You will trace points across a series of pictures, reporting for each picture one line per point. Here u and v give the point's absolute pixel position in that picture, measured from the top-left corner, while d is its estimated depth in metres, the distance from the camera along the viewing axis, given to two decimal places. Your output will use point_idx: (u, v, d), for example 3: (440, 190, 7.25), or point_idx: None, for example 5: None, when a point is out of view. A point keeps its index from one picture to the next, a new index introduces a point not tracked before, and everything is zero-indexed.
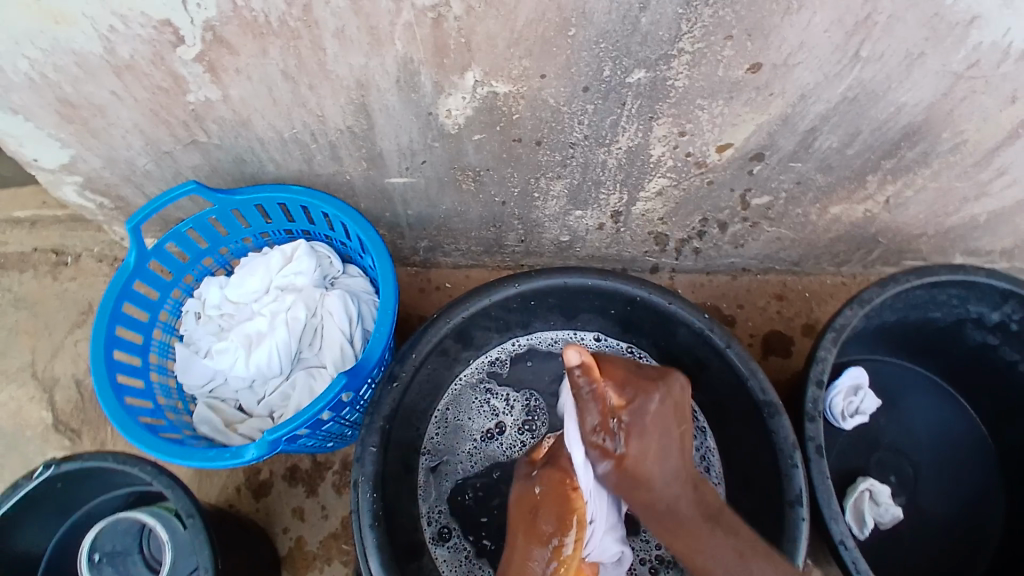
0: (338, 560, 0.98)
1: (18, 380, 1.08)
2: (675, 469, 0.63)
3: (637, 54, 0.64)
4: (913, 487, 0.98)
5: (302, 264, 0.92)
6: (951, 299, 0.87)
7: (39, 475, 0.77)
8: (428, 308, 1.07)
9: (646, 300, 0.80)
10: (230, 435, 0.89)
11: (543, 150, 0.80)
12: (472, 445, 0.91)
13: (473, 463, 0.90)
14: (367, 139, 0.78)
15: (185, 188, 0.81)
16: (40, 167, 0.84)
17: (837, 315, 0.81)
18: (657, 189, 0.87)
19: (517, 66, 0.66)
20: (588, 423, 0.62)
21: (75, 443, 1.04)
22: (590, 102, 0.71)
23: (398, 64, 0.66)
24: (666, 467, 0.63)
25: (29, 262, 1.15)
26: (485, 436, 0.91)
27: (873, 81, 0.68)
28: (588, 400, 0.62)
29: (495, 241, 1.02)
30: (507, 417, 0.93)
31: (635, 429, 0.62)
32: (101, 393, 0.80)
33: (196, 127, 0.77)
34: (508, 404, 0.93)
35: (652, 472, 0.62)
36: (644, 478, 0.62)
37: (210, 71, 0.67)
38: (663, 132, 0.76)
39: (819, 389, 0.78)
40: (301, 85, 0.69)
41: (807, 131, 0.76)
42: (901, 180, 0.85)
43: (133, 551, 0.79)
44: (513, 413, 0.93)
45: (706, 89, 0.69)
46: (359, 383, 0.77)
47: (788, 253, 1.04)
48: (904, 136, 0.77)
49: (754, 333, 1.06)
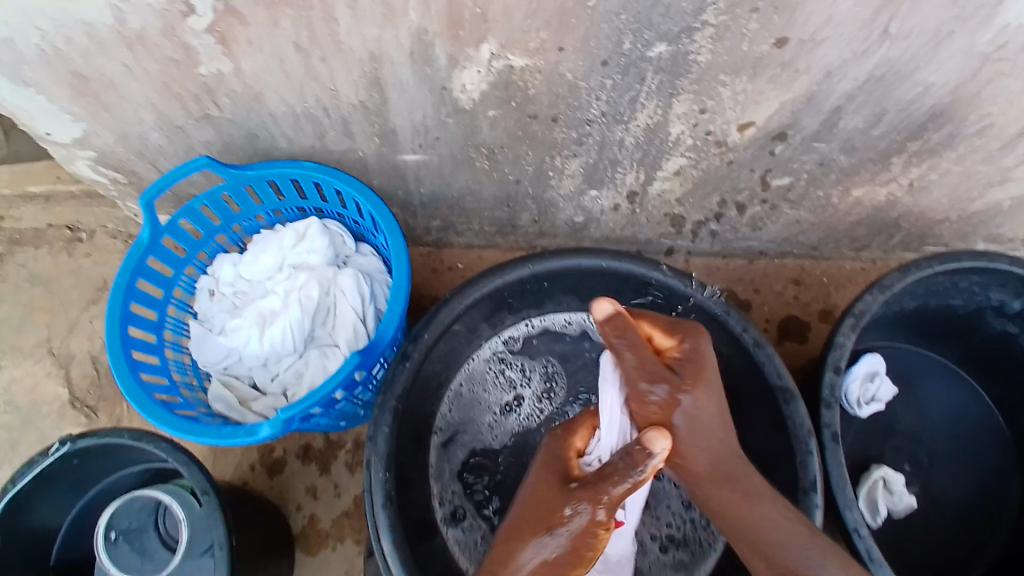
0: (350, 539, 0.98)
1: (34, 355, 1.09)
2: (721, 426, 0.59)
3: (658, 27, 0.62)
4: (928, 476, 0.97)
5: (315, 243, 0.91)
6: (972, 286, 0.85)
7: (55, 452, 0.78)
8: (441, 288, 1.06)
9: (663, 283, 0.79)
10: (245, 412, 0.89)
11: (559, 128, 0.78)
12: (491, 417, 0.90)
13: (495, 435, 0.89)
14: (380, 115, 0.77)
15: (197, 164, 0.80)
16: (53, 141, 0.84)
17: (857, 301, 0.79)
18: (675, 168, 0.85)
19: (534, 39, 0.64)
20: (632, 368, 0.58)
21: (91, 418, 1.05)
22: (608, 77, 0.69)
23: (412, 37, 0.64)
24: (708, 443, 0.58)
25: (44, 239, 1.16)
26: (504, 408, 0.91)
27: (900, 60, 0.66)
28: (626, 350, 0.58)
29: (508, 221, 1.01)
30: (526, 389, 0.92)
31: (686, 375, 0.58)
32: (116, 369, 0.80)
33: (208, 101, 0.76)
34: (526, 375, 0.92)
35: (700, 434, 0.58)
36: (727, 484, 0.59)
37: (221, 42, 0.66)
38: (683, 109, 0.74)
39: (836, 375, 0.76)
40: (313, 59, 0.68)
41: (831, 110, 0.74)
42: (926, 162, 0.83)
43: (148, 528, 0.79)
44: (531, 386, 0.92)
45: (729, 65, 0.67)
46: (372, 362, 0.76)
47: (807, 237, 1.02)
48: (929, 118, 0.74)
49: (770, 318, 1.04)
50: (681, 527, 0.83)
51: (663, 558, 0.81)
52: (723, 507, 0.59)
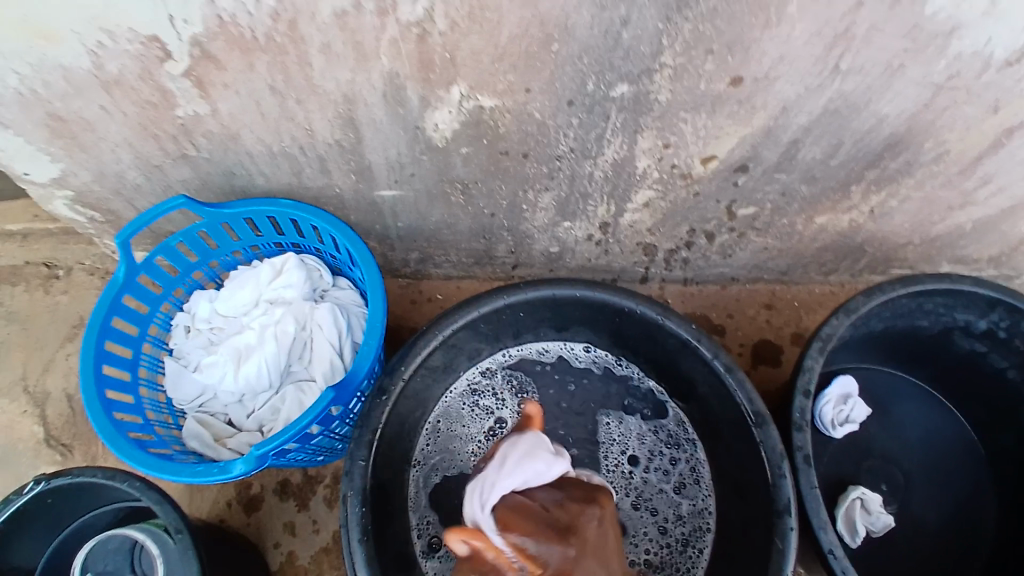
0: (329, 575, 0.97)
1: (10, 394, 1.08)
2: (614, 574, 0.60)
3: (620, 68, 0.65)
4: (904, 494, 0.99)
5: (292, 278, 0.93)
6: (937, 308, 0.88)
7: (29, 491, 0.77)
8: (419, 320, 1.07)
9: (635, 311, 0.81)
10: (220, 450, 0.88)
11: (530, 163, 0.80)
12: (476, 445, 0.91)
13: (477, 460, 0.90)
14: (355, 152, 0.79)
15: (174, 203, 0.82)
16: (30, 181, 0.84)
17: (824, 325, 0.82)
18: (644, 200, 0.88)
19: (502, 80, 0.67)
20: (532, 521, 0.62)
21: (66, 456, 1.04)
22: (575, 115, 0.72)
23: (384, 79, 0.66)
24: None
25: (20, 276, 1.16)
26: (488, 434, 0.92)
27: (854, 92, 0.69)
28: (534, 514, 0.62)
29: (485, 253, 1.03)
30: (503, 411, 0.93)
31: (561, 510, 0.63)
32: (90, 408, 0.80)
33: (186, 141, 0.77)
34: (498, 398, 0.93)
35: None
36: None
37: (198, 86, 0.68)
38: (648, 144, 0.77)
39: (807, 400, 0.78)
40: (289, 100, 0.70)
41: (790, 142, 0.77)
42: (885, 190, 0.86)
43: (124, 570, 0.78)
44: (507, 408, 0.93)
45: (690, 102, 0.70)
46: (347, 396, 0.77)
47: (776, 263, 1.05)
48: (886, 147, 0.78)
49: (744, 343, 1.06)
50: (657, 554, 0.86)
51: None
52: None
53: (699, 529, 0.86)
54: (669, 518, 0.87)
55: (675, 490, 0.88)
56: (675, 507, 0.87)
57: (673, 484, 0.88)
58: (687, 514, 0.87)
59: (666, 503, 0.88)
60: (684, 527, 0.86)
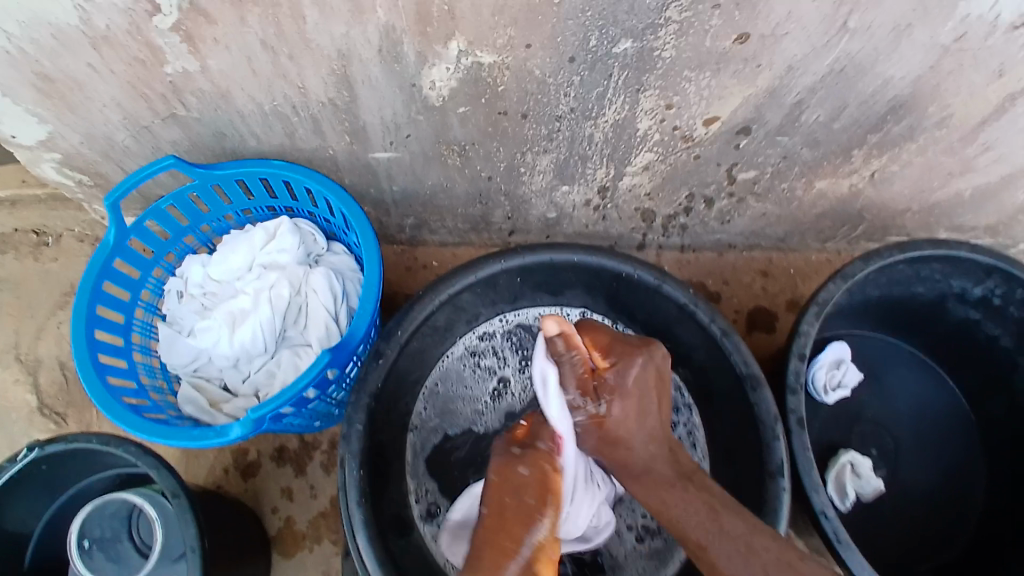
0: (327, 540, 0.98)
1: (0, 362, 1.07)
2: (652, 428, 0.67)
3: (624, 24, 0.63)
4: (895, 460, 1.00)
5: (285, 242, 0.91)
6: (934, 274, 0.88)
7: (23, 458, 0.77)
8: (415, 286, 1.07)
9: (634, 277, 0.80)
10: (215, 414, 0.88)
11: (529, 124, 0.79)
12: (481, 406, 0.92)
13: (483, 422, 0.91)
14: (349, 112, 0.77)
15: (163, 164, 0.80)
16: (16, 144, 0.82)
17: (822, 290, 0.81)
18: (644, 163, 0.86)
19: (502, 35, 0.65)
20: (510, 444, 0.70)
21: (60, 425, 1.03)
22: (577, 73, 0.70)
23: (381, 34, 0.64)
24: (636, 441, 0.67)
25: (9, 243, 1.13)
26: (493, 396, 0.92)
27: (860, 52, 0.68)
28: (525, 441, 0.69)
29: (481, 218, 1.01)
30: (506, 369, 0.93)
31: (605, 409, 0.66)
32: (83, 373, 0.79)
33: (175, 100, 0.75)
34: (501, 357, 0.93)
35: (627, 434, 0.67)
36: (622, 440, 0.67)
37: (188, 41, 0.66)
38: (650, 105, 0.75)
39: (801, 362, 0.78)
40: (281, 56, 0.68)
41: (793, 104, 0.75)
42: (887, 154, 0.85)
43: (122, 537, 0.78)
44: (506, 367, 0.93)
45: (694, 60, 0.68)
46: (344, 359, 0.76)
47: (773, 230, 1.04)
48: (889, 110, 0.77)
49: (740, 309, 1.06)
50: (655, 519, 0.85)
51: (639, 548, 0.83)
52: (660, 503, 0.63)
53: None
54: None
55: None
56: None
57: None
58: None
59: None
60: None
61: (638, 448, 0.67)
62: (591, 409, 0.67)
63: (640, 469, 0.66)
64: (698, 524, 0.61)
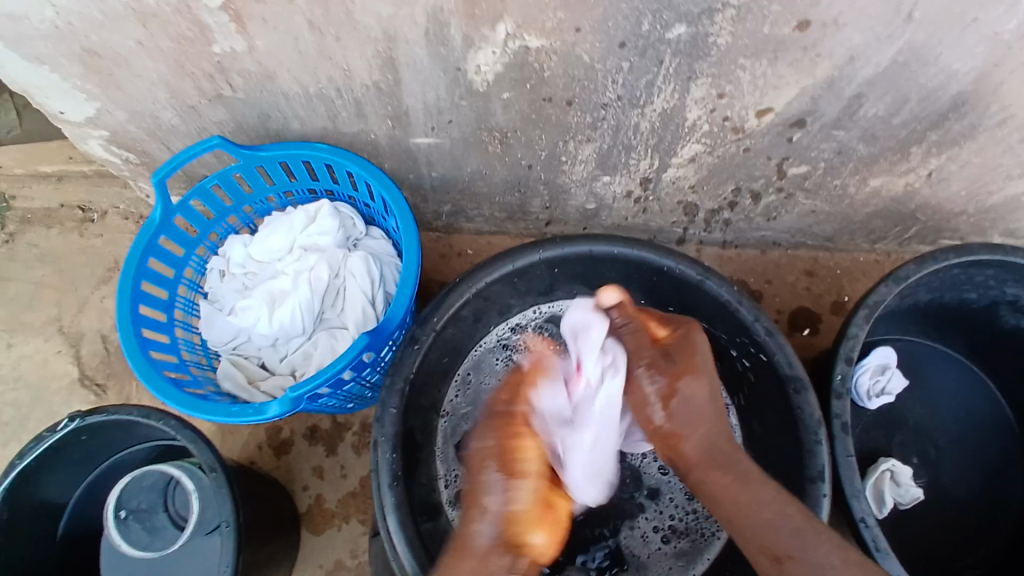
0: (355, 519, 0.98)
1: (45, 333, 1.09)
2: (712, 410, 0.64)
3: (678, 8, 0.61)
4: (937, 469, 0.96)
5: (325, 225, 0.91)
6: (988, 280, 0.84)
7: (64, 427, 0.78)
8: (450, 274, 1.06)
9: (676, 271, 0.77)
10: (252, 391, 0.89)
11: (574, 111, 0.77)
12: None
13: None
14: (393, 96, 0.76)
15: (209, 144, 0.80)
16: (65, 119, 0.83)
17: (871, 293, 0.78)
18: (691, 155, 0.84)
19: (551, 18, 0.63)
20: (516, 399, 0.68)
21: (101, 396, 1.05)
22: (626, 59, 0.68)
23: (428, 15, 0.63)
24: (701, 423, 0.63)
25: (55, 219, 1.15)
26: None
27: (924, 45, 0.65)
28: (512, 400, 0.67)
29: (519, 207, 1.00)
30: None
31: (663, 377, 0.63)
32: (127, 347, 0.80)
33: (221, 80, 0.75)
34: None
35: (694, 408, 0.63)
36: (693, 418, 0.62)
37: (235, 20, 0.65)
38: (701, 94, 0.73)
39: (848, 366, 0.75)
40: (327, 37, 0.67)
41: (852, 96, 0.72)
42: (946, 153, 0.81)
43: (159, 508, 0.79)
44: None
45: (750, 48, 0.66)
46: (381, 343, 0.76)
47: (821, 228, 1.01)
48: (952, 107, 0.73)
49: (782, 309, 1.03)
50: (682, 519, 0.81)
51: (665, 548, 0.81)
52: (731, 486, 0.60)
53: None
54: None
55: None
56: None
57: None
58: None
59: None
60: None
61: (709, 426, 0.63)
62: (657, 376, 0.64)
63: (709, 452, 0.62)
64: (793, 531, 0.57)
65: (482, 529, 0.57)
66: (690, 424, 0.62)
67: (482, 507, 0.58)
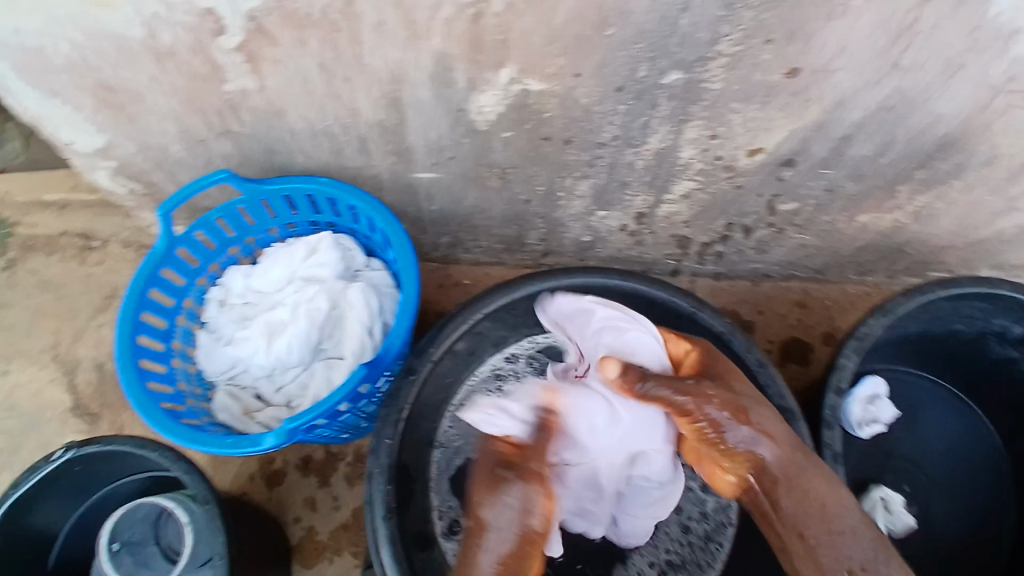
0: (348, 551, 0.98)
1: (40, 361, 1.10)
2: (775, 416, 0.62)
3: (674, 55, 0.64)
4: (926, 500, 0.97)
5: (325, 257, 0.93)
6: (974, 312, 0.86)
7: (58, 458, 0.78)
8: (447, 304, 1.08)
9: (670, 304, 0.79)
10: (249, 423, 0.90)
11: (572, 149, 0.79)
12: None
13: None
14: (397, 133, 0.78)
15: (216, 177, 0.82)
16: (74, 151, 0.85)
17: (861, 326, 0.80)
18: (684, 191, 0.87)
19: (553, 64, 0.66)
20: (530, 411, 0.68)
21: (93, 425, 1.05)
22: (623, 102, 0.71)
23: (434, 59, 0.66)
24: (771, 425, 0.61)
25: (55, 245, 1.16)
26: None
27: (912, 89, 0.68)
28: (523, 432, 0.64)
29: (516, 239, 1.02)
30: None
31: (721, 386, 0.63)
32: (126, 377, 0.81)
33: (230, 116, 0.77)
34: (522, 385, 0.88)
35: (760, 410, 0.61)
36: (763, 421, 0.61)
37: (249, 60, 0.68)
38: (695, 134, 0.75)
39: (838, 397, 0.77)
40: (337, 77, 0.69)
41: (841, 138, 0.75)
42: (933, 191, 0.84)
43: (149, 541, 0.78)
44: None
45: (742, 93, 0.69)
46: (378, 375, 0.77)
47: (811, 261, 1.03)
48: (937, 147, 0.76)
49: (773, 339, 1.05)
50: (677, 552, 0.81)
51: None
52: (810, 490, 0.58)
53: (720, 525, 0.81)
54: (692, 516, 0.82)
55: (702, 488, 0.83)
56: (700, 505, 0.82)
57: (700, 481, 0.83)
58: (711, 511, 0.82)
59: (692, 501, 0.83)
60: (706, 525, 0.81)
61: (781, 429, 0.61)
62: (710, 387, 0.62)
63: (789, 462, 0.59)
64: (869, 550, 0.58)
65: (481, 562, 0.54)
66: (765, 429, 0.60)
67: (480, 541, 0.55)
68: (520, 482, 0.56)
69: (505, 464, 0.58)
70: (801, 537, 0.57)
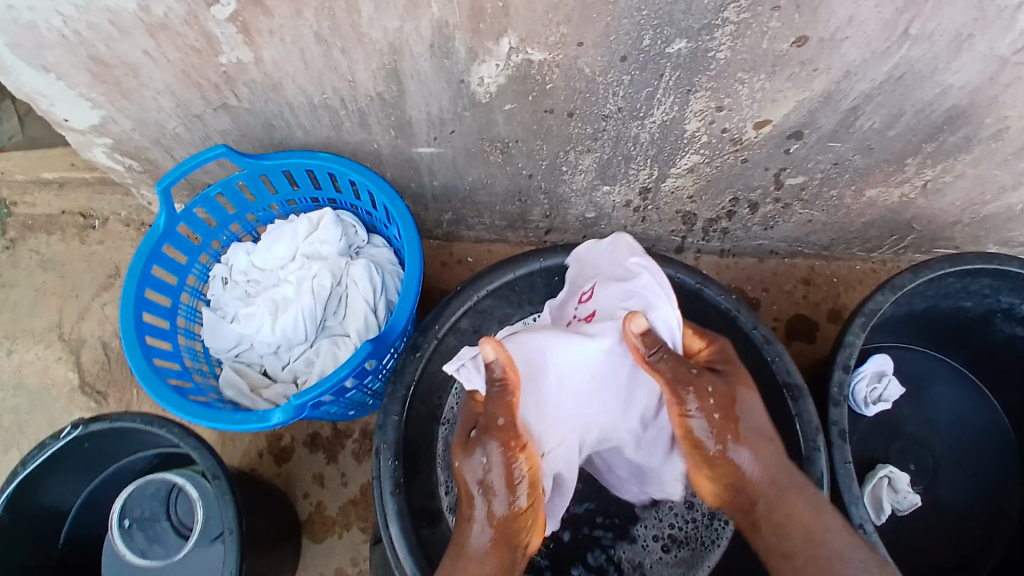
0: (356, 526, 0.99)
1: (45, 340, 1.10)
2: (767, 426, 0.63)
3: (679, 24, 0.63)
4: (932, 476, 0.97)
5: (328, 233, 0.91)
6: (982, 289, 0.85)
7: (66, 435, 0.78)
8: (450, 281, 1.07)
9: (675, 280, 0.78)
10: (256, 399, 0.90)
11: (575, 123, 0.78)
12: None
13: None
14: (397, 107, 0.77)
15: (214, 152, 0.81)
16: (69, 127, 0.84)
17: (868, 301, 0.79)
18: (689, 165, 0.85)
19: (554, 33, 0.64)
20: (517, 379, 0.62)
21: (101, 403, 1.06)
22: (627, 73, 0.69)
23: (433, 29, 0.64)
24: (762, 437, 0.62)
25: (56, 225, 1.16)
26: None
27: (920, 59, 0.66)
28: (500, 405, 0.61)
29: (519, 216, 1.01)
30: None
31: (720, 389, 0.62)
32: (131, 354, 0.80)
33: (227, 90, 0.76)
34: None
35: (752, 420, 0.62)
36: (753, 432, 0.61)
37: (242, 32, 0.66)
38: (700, 106, 0.74)
39: (846, 373, 0.76)
40: (334, 49, 0.68)
41: (849, 109, 0.74)
42: (941, 164, 0.83)
43: (161, 516, 0.79)
44: None
45: (748, 62, 0.67)
46: (383, 351, 0.77)
47: (818, 237, 1.02)
48: (947, 119, 0.74)
49: (779, 317, 1.04)
50: (682, 528, 0.80)
51: (665, 558, 0.80)
52: (784, 504, 0.61)
53: None
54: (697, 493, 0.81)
55: None
56: None
57: None
58: None
59: None
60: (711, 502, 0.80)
61: (770, 442, 0.62)
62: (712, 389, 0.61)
63: (771, 474, 0.61)
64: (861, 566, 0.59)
65: (471, 531, 0.59)
66: (752, 439, 0.61)
67: (470, 512, 0.59)
68: (499, 445, 0.59)
69: (484, 423, 0.61)
70: (784, 557, 0.61)
